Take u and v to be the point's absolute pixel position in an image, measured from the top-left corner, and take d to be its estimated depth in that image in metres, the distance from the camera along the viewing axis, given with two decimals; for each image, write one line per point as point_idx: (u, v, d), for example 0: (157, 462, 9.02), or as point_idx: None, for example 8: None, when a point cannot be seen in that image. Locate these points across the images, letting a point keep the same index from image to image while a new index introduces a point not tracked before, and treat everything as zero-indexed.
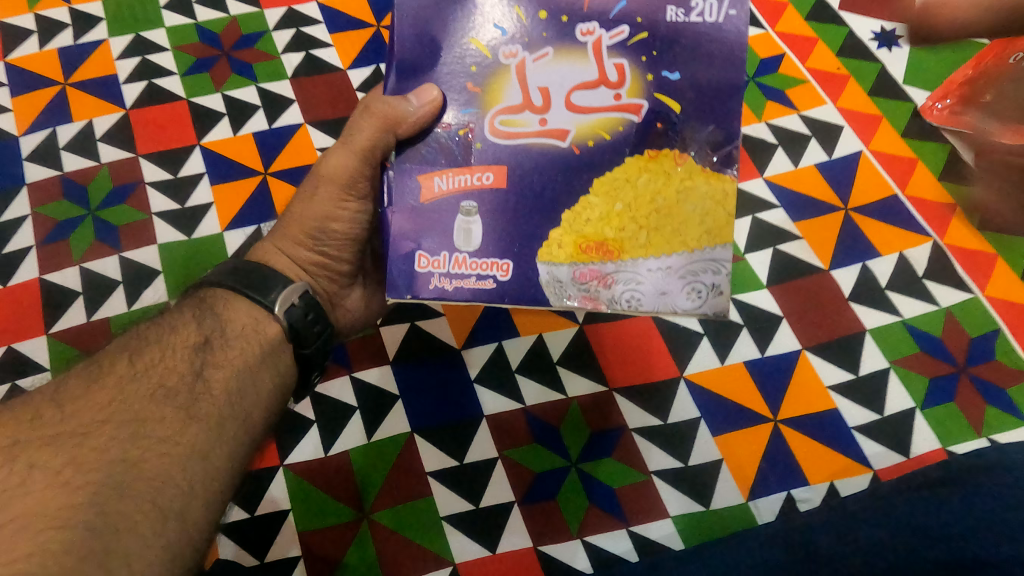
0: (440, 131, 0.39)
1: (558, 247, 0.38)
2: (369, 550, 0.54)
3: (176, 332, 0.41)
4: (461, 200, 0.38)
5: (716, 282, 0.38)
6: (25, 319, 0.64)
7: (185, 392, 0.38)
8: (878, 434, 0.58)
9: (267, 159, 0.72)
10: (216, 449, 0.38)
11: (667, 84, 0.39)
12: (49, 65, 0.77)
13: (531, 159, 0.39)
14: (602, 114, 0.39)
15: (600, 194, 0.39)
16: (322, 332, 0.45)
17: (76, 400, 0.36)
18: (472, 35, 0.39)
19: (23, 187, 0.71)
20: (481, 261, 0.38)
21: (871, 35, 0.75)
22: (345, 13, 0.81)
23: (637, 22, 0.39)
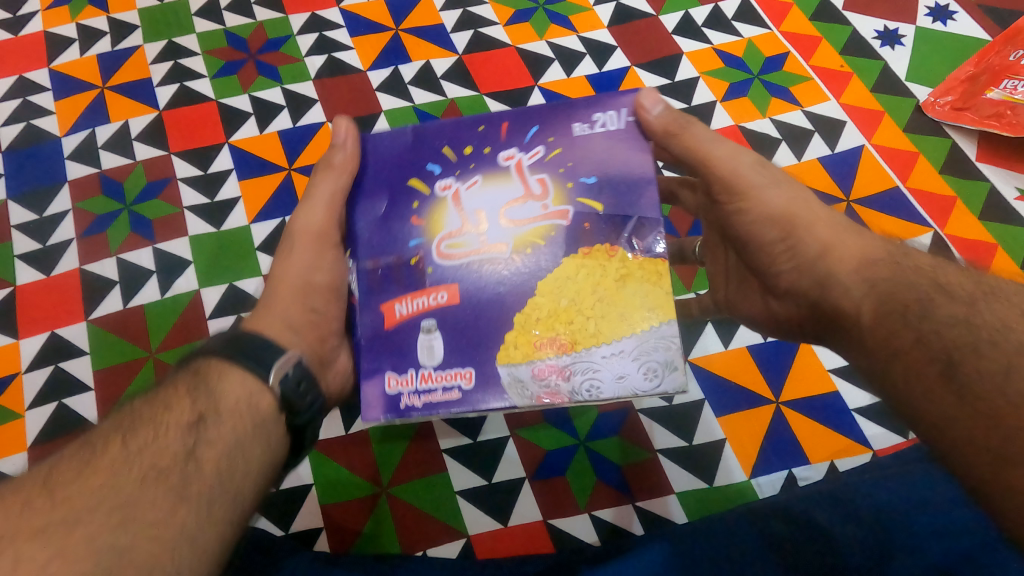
0: (396, 261, 0.44)
1: (513, 348, 0.41)
2: (386, 522, 0.57)
3: (170, 410, 0.37)
4: (421, 320, 0.42)
5: (670, 358, 0.41)
6: (66, 307, 0.68)
7: (177, 474, 0.35)
8: (878, 416, 0.60)
9: (292, 155, 0.76)
10: (205, 533, 0.34)
11: (586, 188, 0.44)
12: (88, 70, 0.82)
13: (478, 273, 0.43)
14: (534, 223, 0.43)
15: (545, 293, 0.42)
16: (315, 404, 0.42)
17: (68, 486, 0.33)
18: (413, 179, 0.46)
19: (65, 184, 0.75)
20: (446, 373, 0.41)
21: (874, 33, 0.78)
22: (366, 17, 0.85)
23: (550, 143, 0.46)
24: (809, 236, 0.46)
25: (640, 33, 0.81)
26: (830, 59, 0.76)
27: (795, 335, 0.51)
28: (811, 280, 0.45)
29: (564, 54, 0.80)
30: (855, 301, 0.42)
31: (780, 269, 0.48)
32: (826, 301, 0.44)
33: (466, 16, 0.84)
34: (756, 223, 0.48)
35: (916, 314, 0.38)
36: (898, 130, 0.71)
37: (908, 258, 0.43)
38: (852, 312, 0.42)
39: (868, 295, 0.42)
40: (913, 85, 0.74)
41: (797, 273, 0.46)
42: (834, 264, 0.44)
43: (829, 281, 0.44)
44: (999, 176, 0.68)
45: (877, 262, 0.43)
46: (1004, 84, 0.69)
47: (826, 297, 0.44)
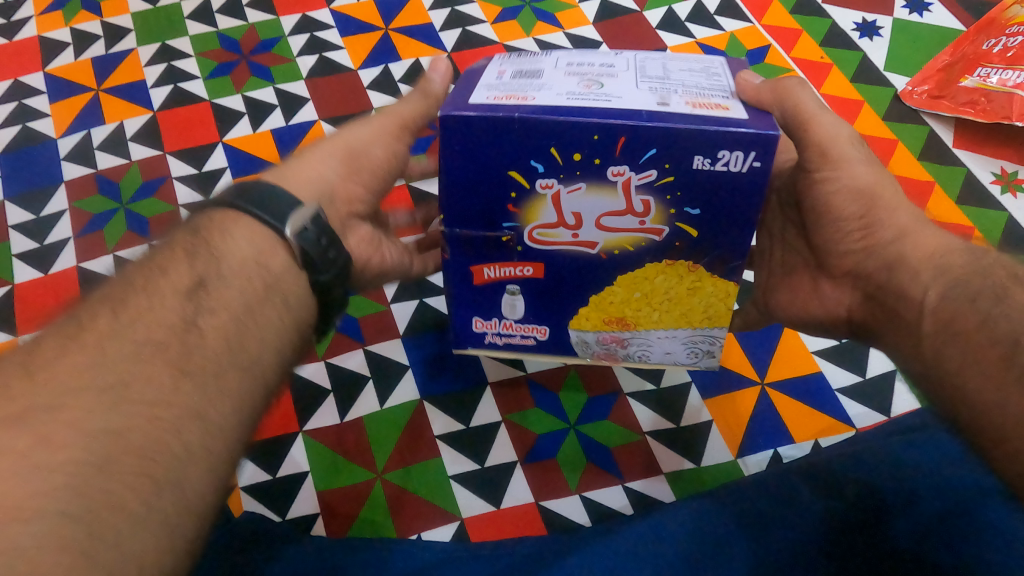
0: (487, 234, 0.49)
1: (585, 320, 0.53)
2: (381, 505, 0.58)
3: (167, 276, 0.39)
4: (507, 285, 0.52)
5: (711, 348, 0.54)
6: (63, 303, 0.69)
7: (179, 342, 0.36)
8: (860, 396, 0.61)
9: (285, 153, 0.77)
10: (212, 408, 0.36)
11: (687, 216, 0.46)
12: (83, 73, 0.83)
13: (564, 259, 0.50)
14: (627, 233, 0.47)
15: (622, 284, 0.50)
16: (337, 261, 0.44)
17: (48, 367, 0.33)
18: (514, 169, 0.45)
19: (62, 184, 0.76)
20: (524, 325, 0.55)
21: (853, 25, 0.79)
22: (356, 17, 0.87)
23: (665, 167, 0.44)
24: (890, 220, 0.46)
25: (625, 29, 0.82)
26: (811, 51, 0.78)
27: (839, 321, 0.51)
28: (881, 261, 0.45)
29: (550, 50, 0.82)
30: (922, 284, 0.42)
31: (847, 249, 0.48)
32: (887, 287, 0.45)
33: (454, 14, 0.86)
34: (841, 194, 0.47)
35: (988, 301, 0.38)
36: (878, 119, 0.73)
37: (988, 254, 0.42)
38: (915, 296, 0.42)
39: (935, 280, 0.42)
40: (892, 75, 0.76)
41: (864, 255, 0.47)
42: (907, 250, 0.44)
43: (899, 263, 0.44)
44: (975, 161, 0.70)
45: (947, 253, 0.43)
46: (979, 72, 0.71)
47: (890, 280, 0.44)
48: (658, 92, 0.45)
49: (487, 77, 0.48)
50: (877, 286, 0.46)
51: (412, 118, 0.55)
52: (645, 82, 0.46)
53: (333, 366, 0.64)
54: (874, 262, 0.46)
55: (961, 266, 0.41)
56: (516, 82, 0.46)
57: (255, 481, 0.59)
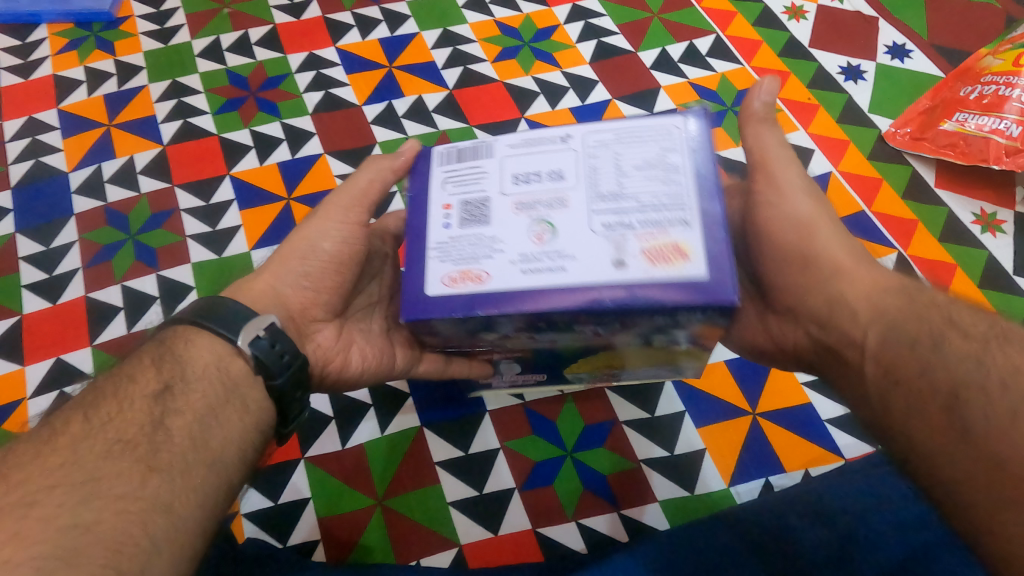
0: (465, 352, 0.48)
1: (576, 368, 0.56)
2: (381, 532, 0.59)
3: (134, 382, 0.39)
4: (500, 361, 0.52)
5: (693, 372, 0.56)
6: (71, 332, 0.71)
7: (144, 444, 0.36)
8: (849, 426, 0.63)
9: (290, 185, 0.79)
10: (180, 500, 0.35)
11: (655, 337, 0.45)
12: (95, 109, 0.86)
13: (543, 353, 0.49)
14: (600, 343, 0.47)
15: (602, 357, 0.51)
16: (294, 364, 0.43)
17: (25, 467, 0.34)
18: (481, 330, 0.43)
19: (72, 216, 0.78)
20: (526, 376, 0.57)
21: (838, 68, 0.83)
22: (361, 56, 0.90)
23: (627, 321, 0.41)
24: (825, 255, 0.46)
25: (620, 69, 0.85)
26: (799, 92, 0.81)
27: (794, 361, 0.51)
28: (822, 299, 0.45)
29: (548, 89, 0.85)
30: (861, 325, 0.41)
31: (791, 285, 0.47)
32: (831, 329, 0.44)
33: (456, 53, 0.89)
34: (781, 228, 0.48)
35: (925, 346, 0.38)
36: (862, 158, 0.76)
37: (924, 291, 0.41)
38: (856, 337, 0.42)
39: (874, 321, 0.41)
40: (876, 117, 0.79)
41: (808, 296, 0.46)
42: (846, 289, 0.44)
43: (839, 302, 0.44)
44: (956, 202, 0.72)
45: (889, 292, 0.42)
46: (957, 117, 0.73)
47: (832, 318, 0.44)
48: (614, 234, 0.41)
49: (434, 227, 0.44)
50: (820, 324, 0.45)
51: (370, 190, 0.53)
52: (599, 213, 0.42)
53: (335, 394, 0.66)
54: (817, 299, 0.45)
55: (903, 296, 0.41)
56: (465, 246, 0.43)
57: (257, 508, 0.60)
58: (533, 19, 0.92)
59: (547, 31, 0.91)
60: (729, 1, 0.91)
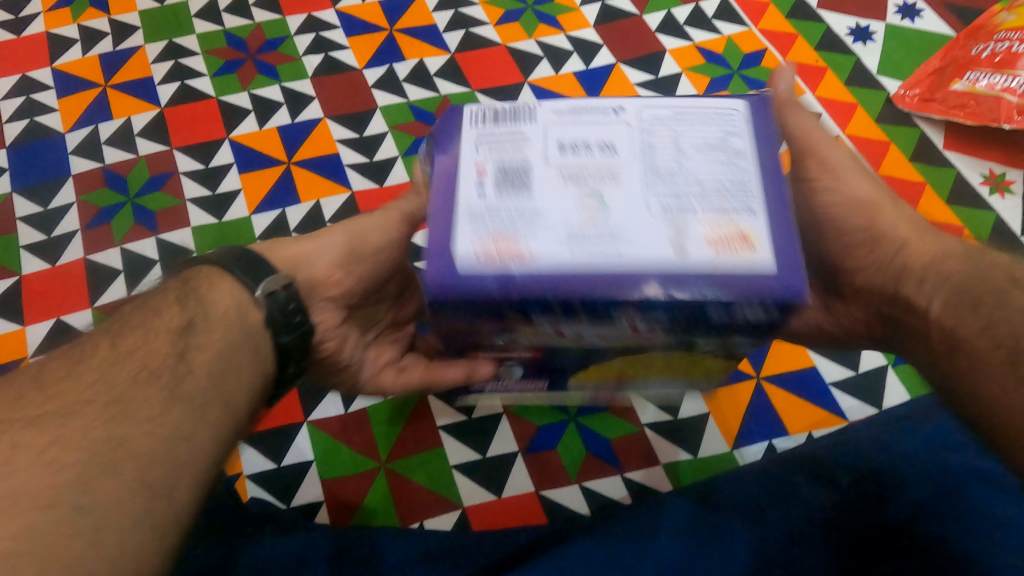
0: None
1: (583, 377, 0.50)
2: (385, 493, 0.60)
3: (159, 316, 0.37)
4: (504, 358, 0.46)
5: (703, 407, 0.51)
6: (71, 294, 0.70)
7: (166, 373, 0.34)
8: (853, 389, 0.63)
9: (291, 149, 0.78)
10: (199, 430, 0.33)
11: None
12: (91, 70, 0.85)
13: None
14: None
15: (624, 362, 0.46)
16: (303, 326, 0.41)
17: (60, 381, 0.32)
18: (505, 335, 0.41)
19: (70, 178, 0.77)
20: (527, 382, 0.52)
21: (847, 30, 0.81)
22: (361, 17, 0.88)
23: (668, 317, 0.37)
24: (891, 230, 0.44)
25: (624, 32, 0.84)
26: (806, 54, 0.80)
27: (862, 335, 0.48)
28: (889, 274, 0.43)
29: (551, 52, 0.83)
30: (927, 295, 0.40)
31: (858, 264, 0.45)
32: (898, 308, 0.43)
33: (458, 15, 0.87)
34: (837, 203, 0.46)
35: (990, 306, 0.36)
36: (871, 121, 0.75)
37: (987, 254, 0.40)
38: (922, 306, 0.40)
39: (939, 290, 0.39)
40: (885, 79, 0.77)
41: (874, 270, 0.44)
42: (909, 259, 0.42)
43: (905, 275, 0.42)
44: (966, 164, 0.71)
45: (951, 258, 0.41)
46: (969, 76, 0.72)
47: (899, 291, 0.42)
48: (675, 216, 0.35)
49: (467, 191, 0.36)
50: (887, 302, 0.44)
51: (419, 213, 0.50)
52: (655, 186, 0.36)
53: None
54: (883, 270, 0.44)
55: (965, 262, 0.40)
56: (503, 218, 0.35)
57: (261, 470, 0.61)
58: None
59: None
60: None
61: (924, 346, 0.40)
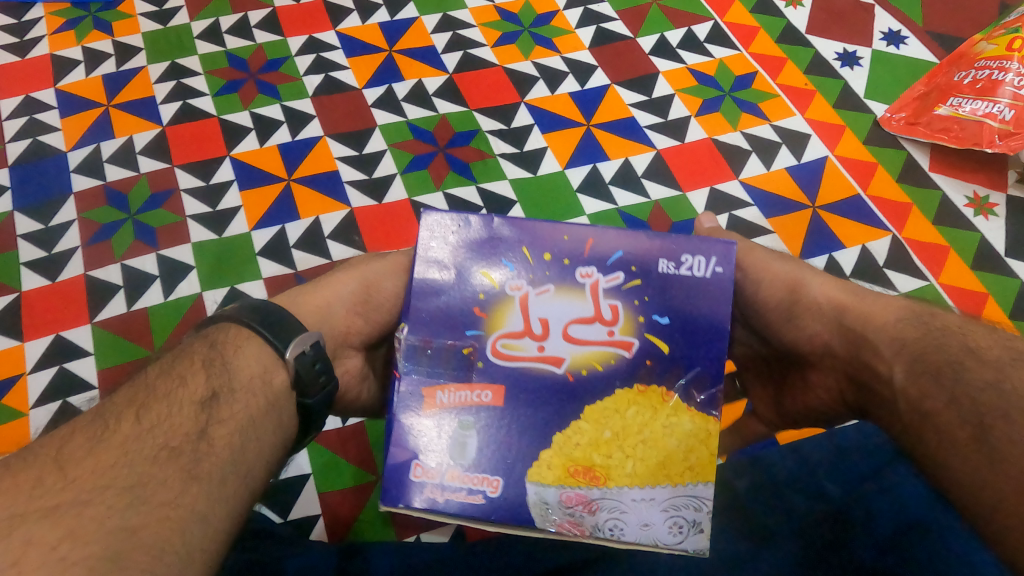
0: (447, 345, 0.40)
1: (547, 467, 0.38)
2: (382, 506, 0.60)
3: (184, 385, 0.35)
4: (459, 415, 0.39)
5: (697, 519, 0.38)
6: (71, 310, 0.71)
7: (188, 452, 0.32)
8: None
9: (291, 167, 0.79)
10: (218, 509, 0.31)
11: (656, 326, 0.40)
12: (94, 90, 0.86)
13: (529, 383, 0.39)
14: (596, 348, 0.40)
15: (591, 419, 0.39)
16: (325, 389, 0.39)
17: (80, 464, 0.30)
18: (483, 268, 0.41)
19: (71, 195, 0.78)
20: (473, 476, 0.38)
21: (834, 55, 0.84)
22: (361, 40, 0.90)
23: (632, 270, 0.41)
24: (822, 297, 0.43)
25: (618, 54, 0.86)
26: (796, 78, 0.82)
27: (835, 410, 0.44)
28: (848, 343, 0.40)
29: (547, 74, 0.85)
30: (887, 360, 0.37)
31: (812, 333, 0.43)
32: (862, 363, 0.39)
33: (455, 38, 0.89)
34: None
35: (948, 375, 0.34)
36: (858, 143, 0.77)
37: (936, 317, 0.38)
38: (884, 374, 0.38)
39: (897, 356, 0.37)
40: (872, 102, 0.80)
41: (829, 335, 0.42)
42: (864, 326, 0.40)
43: (863, 343, 0.39)
44: (951, 185, 0.73)
45: (905, 321, 0.38)
46: (951, 101, 0.74)
47: (859, 358, 0.39)
48: None
49: None
50: (852, 372, 0.40)
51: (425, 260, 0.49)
52: None
53: None
54: (836, 335, 0.41)
55: (916, 321, 0.38)
56: None
57: None
58: (532, 4, 0.92)
59: (547, 16, 0.91)
60: None
61: (889, 416, 0.37)
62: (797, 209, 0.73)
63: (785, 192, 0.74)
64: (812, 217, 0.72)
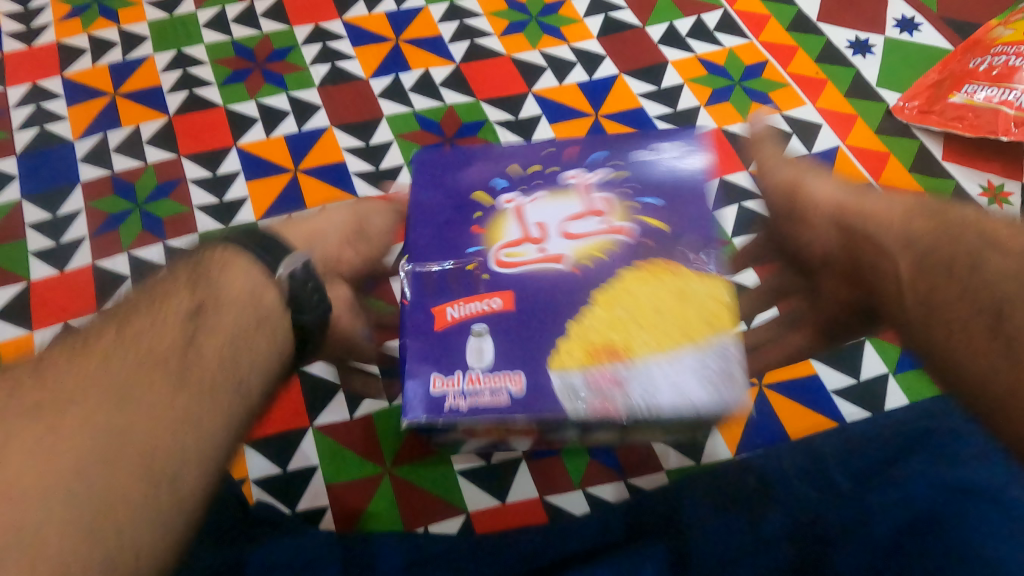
0: (454, 267, 0.51)
1: (568, 354, 0.46)
2: (389, 498, 0.60)
3: (171, 300, 0.41)
4: (473, 324, 0.48)
5: (726, 370, 0.45)
6: (78, 300, 0.71)
7: (175, 360, 0.38)
8: (856, 397, 0.62)
9: (297, 156, 0.79)
10: (209, 415, 0.37)
11: (645, 210, 0.51)
12: (100, 79, 0.86)
13: (533, 279, 0.49)
14: (594, 239, 0.50)
15: (601, 304, 0.47)
16: (322, 306, 0.46)
17: (64, 369, 0.36)
18: (479, 194, 0.54)
19: (78, 184, 0.78)
20: (494, 376, 0.46)
21: (846, 43, 0.83)
22: (367, 29, 0.89)
23: (611, 171, 0.54)
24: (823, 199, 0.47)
25: (627, 43, 0.85)
26: (807, 67, 0.81)
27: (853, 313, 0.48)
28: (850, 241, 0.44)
29: (555, 63, 0.84)
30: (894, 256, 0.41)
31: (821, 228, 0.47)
32: (866, 261, 0.43)
33: (462, 26, 0.89)
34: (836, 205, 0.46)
35: (964, 268, 0.38)
36: (870, 132, 0.76)
37: (952, 212, 0.42)
38: (889, 270, 0.41)
39: (906, 251, 0.41)
40: (884, 91, 0.79)
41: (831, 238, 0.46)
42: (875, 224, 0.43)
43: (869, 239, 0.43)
44: (964, 175, 0.72)
45: (911, 215, 0.42)
46: (966, 88, 0.73)
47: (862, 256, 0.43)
48: None
49: None
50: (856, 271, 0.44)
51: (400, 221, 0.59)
52: None
53: None
54: (838, 234, 0.45)
55: (935, 220, 0.41)
56: None
57: (266, 475, 0.61)
58: None
59: (555, 4, 0.90)
60: None
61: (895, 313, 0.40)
62: None
63: None
64: None
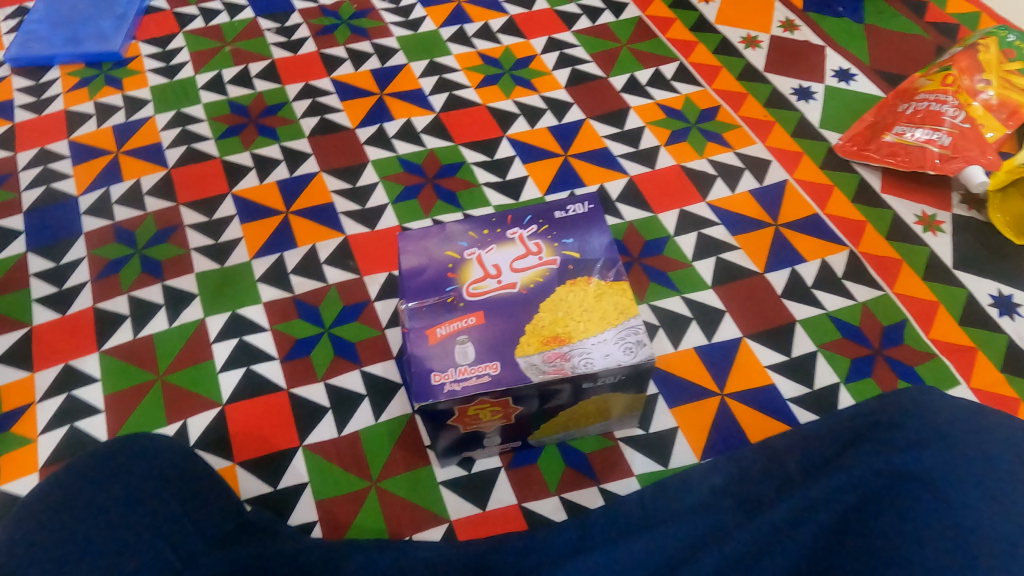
0: (438, 299, 0.58)
1: (526, 345, 0.55)
2: (375, 510, 0.63)
3: None
4: (458, 336, 0.56)
5: (640, 339, 0.56)
6: (80, 340, 0.75)
7: None
8: (810, 404, 0.67)
9: (289, 200, 0.85)
10: None
11: (567, 245, 0.61)
12: (105, 140, 0.92)
13: (497, 302, 0.58)
14: (533, 270, 0.60)
15: (546, 309, 0.57)
16: None
17: None
18: (449, 250, 0.61)
19: (82, 234, 0.83)
20: (478, 366, 0.55)
21: (791, 90, 0.91)
22: (353, 85, 0.97)
23: (540, 222, 0.63)
24: None
25: (593, 92, 0.93)
26: (756, 110, 0.89)
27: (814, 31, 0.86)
28: None
29: (526, 111, 0.92)
30: None
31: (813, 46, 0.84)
32: None
33: (441, 81, 0.97)
34: None
35: None
36: (815, 167, 0.83)
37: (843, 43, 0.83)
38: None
39: None
40: (827, 131, 0.86)
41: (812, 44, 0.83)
42: None
43: None
44: (901, 205, 0.79)
45: None
46: (896, 129, 0.80)
47: None
48: None
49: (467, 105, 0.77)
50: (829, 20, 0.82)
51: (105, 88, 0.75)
52: None
53: (331, 387, 0.70)
54: None
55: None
56: None
57: (258, 493, 0.64)
58: (512, 50, 1.00)
59: (525, 60, 0.98)
60: (691, 33, 0.99)
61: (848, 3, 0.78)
62: (761, 227, 0.79)
63: (749, 212, 0.80)
64: (775, 234, 0.78)
